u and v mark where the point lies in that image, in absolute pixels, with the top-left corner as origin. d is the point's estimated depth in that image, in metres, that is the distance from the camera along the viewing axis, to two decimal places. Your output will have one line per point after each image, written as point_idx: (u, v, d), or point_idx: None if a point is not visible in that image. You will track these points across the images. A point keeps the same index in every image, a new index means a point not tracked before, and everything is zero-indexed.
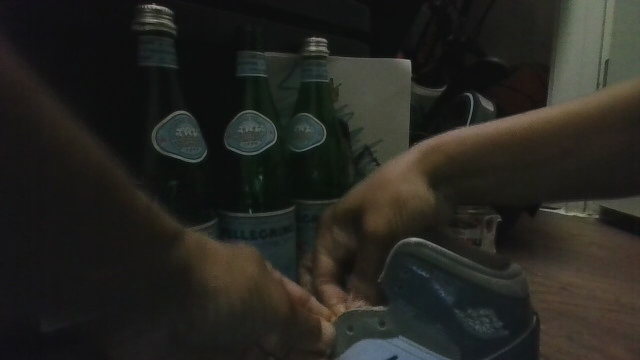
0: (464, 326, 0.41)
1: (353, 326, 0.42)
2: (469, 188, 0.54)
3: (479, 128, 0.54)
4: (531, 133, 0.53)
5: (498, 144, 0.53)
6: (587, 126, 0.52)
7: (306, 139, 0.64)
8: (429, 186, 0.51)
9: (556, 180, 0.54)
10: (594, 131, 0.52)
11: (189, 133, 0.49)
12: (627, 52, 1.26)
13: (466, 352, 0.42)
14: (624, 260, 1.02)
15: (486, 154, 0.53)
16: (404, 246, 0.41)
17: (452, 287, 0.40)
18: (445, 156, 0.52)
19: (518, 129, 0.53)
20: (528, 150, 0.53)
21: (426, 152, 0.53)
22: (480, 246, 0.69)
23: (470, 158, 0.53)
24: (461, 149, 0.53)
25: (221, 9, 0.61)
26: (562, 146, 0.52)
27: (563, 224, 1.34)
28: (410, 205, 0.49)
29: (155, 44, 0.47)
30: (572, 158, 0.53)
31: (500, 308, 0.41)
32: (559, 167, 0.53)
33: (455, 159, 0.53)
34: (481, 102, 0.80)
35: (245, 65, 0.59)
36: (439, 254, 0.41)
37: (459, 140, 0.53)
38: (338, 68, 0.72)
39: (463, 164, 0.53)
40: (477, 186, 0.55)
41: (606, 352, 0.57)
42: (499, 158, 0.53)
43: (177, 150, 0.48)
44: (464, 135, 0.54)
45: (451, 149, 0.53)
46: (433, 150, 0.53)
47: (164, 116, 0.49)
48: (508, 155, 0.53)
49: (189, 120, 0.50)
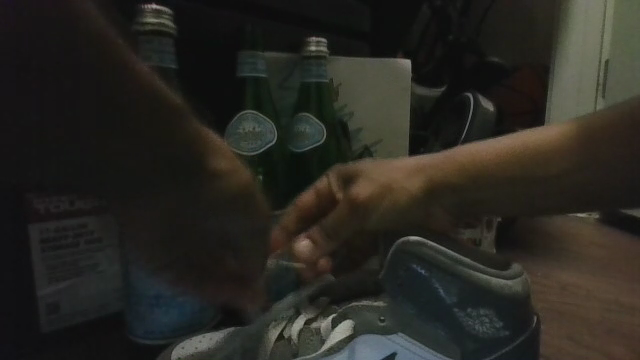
0: (464, 326, 0.39)
1: (354, 319, 0.42)
2: (479, 201, 0.44)
3: (493, 142, 0.43)
4: (545, 146, 0.41)
5: (511, 155, 0.42)
6: (588, 137, 0.40)
7: (306, 139, 0.63)
8: (426, 197, 0.44)
9: (563, 198, 0.42)
10: (597, 140, 0.40)
11: (250, 129, 0.57)
12: (628, 57, 1.26)
13: (466, 352, 0.40)
14: (623, 261, 1.02)
15: (500, 167, 0.42)
16: (404, 245, 0.40)
17: (452, 286, 0.39)
18: (451, 167, 0.44)
19: (535, 141, 0.42)
20: (538, 160, 0.41)
21: (441, 164, 0.44)
22: (480, 244, 0.69)
23: (480, 170, 0.43)
24: (469, 161, 0.43)
25: (218, 8, 0.61)
26: (569, 155, 0.41)
27: (561, 224, 1.34)
28: (395, 197, 0.45)
29: (155, 45, 0.41)
30: (579, 169, 0.41)
31: (501, 307, 0.38)
32: (568, 181, 0.41)
33: (459, 173, 0.43)
34: (481, 102, 0.79)
35: (244, 66, 0.58)
36: (439, 254, 0.39)
37: (476, 151, 0.44)
38: (338, 68, 0.72)
39: (479, 174, 0.43)
40: (483, 204, 0.44)
41: (606, 352, 0.58)
42: (504, 168, 0.42)
43: (239, 143, 0.56)
44: (474, 149, 0.44)
45: (469, 161, 0.43)
46: (446, 160, 0.44)
47: (233, 121, 0.56)
48: (516, 166, 0.42)
49: (253, 117, 0.57)
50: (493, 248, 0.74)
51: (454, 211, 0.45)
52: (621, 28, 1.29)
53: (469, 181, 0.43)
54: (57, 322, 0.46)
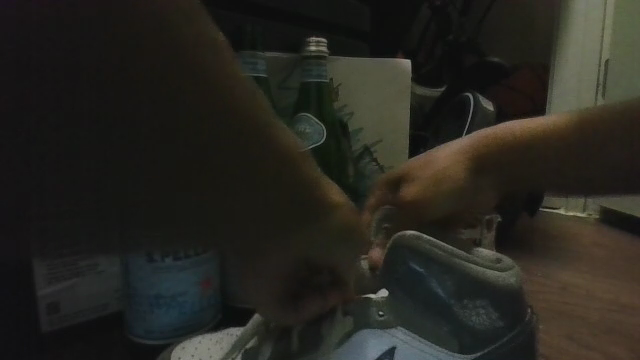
0: (460, 319, 0.40)
1: (351, 312, 0.41)
2: (519, 178, 0.48)
3: (509, 125, 0.49)
4: (565, 127, 0.47)
5: (528, 134, 0.47)
6: (591, 121, 0.47)
7: (307, 139, 0.63)
8: (472, 174, 0.46)
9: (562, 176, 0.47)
10: (600, 123, 0.46)
11: None
12: (627, 57, 1.26)
13: (464, 347, 0.40)
14: (624, 260, 1.02)
15: (522, 143, 0.47)
16: (401, 239, 0.40)
17: (447, 280, 0.39)
18: (485, 141, 0.48)
19: (553, 123, 0.47)
20: (554, 136, 0.47)
21: (474, 142, 0.48)
22: (479, 244, 0.69)
23: (506, 146, 0.47)
24: (498, 136, 0.48)
25: (219, 8, 0.61)
26: (583, 130, 0.47)
27: (561, 224, 1.33)
28: (446, 184, 0.45)
29: None
30: (590, 146, 0.46)
31: (497, 297, 0.39)
32: (580, 156, 0.47)
33: (474, 161, 0.47)
34: (481, 101, 0.79)
35: (245, 65, 0.58)
36: (434, 246, 0.39)
37: (504, 131, 0.48)
38: (338, 68, 0.72)
39: (508, 148, 0.47)
40: (486, 188, 0.48)
41: (606, 352, 0.58)
42: (525, 143, 0.47)
43: None
44: (479, 135, 0.48)
45: (501, 136, 0.48)
46: (476, 139, 0.48)
47: None
48: (535, 142, 0.47)
49: None
50: (492, 248, 0.74)
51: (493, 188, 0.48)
52: (620, 28, 1.29)
53: (497, 154, 0.47)
54: (57, 322, 0.47)
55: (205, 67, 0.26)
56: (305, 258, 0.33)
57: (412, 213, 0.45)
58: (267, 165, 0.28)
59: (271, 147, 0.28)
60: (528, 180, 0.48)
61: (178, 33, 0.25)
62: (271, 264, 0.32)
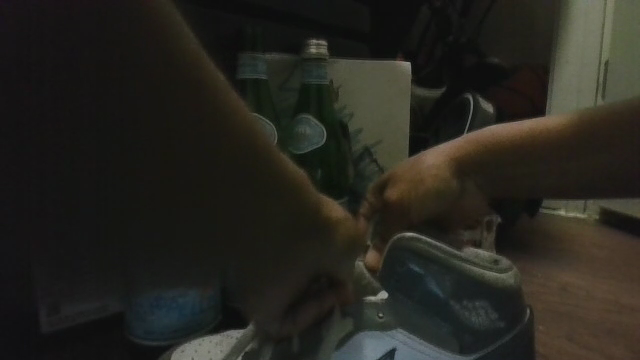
0: (460, 319, 0.40)
1: (351, 313, 0.41)
2: (508, 180, 0.48)
3: (504, 128, 0.48)
4: (555, 131, 0.45)
5: (517, 138, 0.47)
6: (586, 126, 0.44)
7: (306, 140, 0.64)
8: (454, 176, 0.48)
9: (557, 180, 0.46)
10: (595, 128, 0.43)
11: None
12: (627, 58, 1.26)
13: (464, 347, 0.40)
14: (623, 260, 1.03)
15: (508, 147, 0.47)
16: (400, 240, 0.40)
17: (446, 281, 0.39)
18: (469, 144, 0.48)
19: (545, 127, 0.46)
20: (541, 141, 0.45)
21: (460, 145, 0.49)
22: (479, 245, 0.69)
23: (490, 150, 0.47)
24: (485, 140, 0.48)
25: (218, 10, 0.62)
26: (573, 136, 0.44)
27: (561, 225, 1.34)
28: (427, 185, 0.47)
29: None
30: (581, 151, 0.44)
31: (496, 297, 0.40)
32: (571, 161, 0.44)
33: (459, 163, 0.48)
34: (481, 102, 0.80)
35: (245, 67, 0.58)
36: (432, 248, 0.39)
37: (493, 135, 0.48)
38: (337, 70, 0.73)
39: (492, 151, 0.47)
40: (473, 190, 0.50)
41: (605, 352, 0.58)
42: (512, 148, 0.47)
43: None
44: (473, 138, 0.49)
45: (485, 140, 0.48)
46: (462, 142, 0.49)
47: None
48: (523, 147, 0.46)
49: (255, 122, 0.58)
50: (492, 249, 0.74)
51: (481, 188, 0.50)
52: (620, 28, 1.29)
53: (482, 157, 0.48)
54: (57, 323, 0.47)
55: (205, 89, 0.25)
56: (300, 263, 0.34)
57: (399, 215, 0.46)
58: (261, 178, 0.28)
59: (267, 162, 0.28)
60: (521, 187, 0.48)
61: (161, 45, 0.23)
62: (266, 273, 0.32)
